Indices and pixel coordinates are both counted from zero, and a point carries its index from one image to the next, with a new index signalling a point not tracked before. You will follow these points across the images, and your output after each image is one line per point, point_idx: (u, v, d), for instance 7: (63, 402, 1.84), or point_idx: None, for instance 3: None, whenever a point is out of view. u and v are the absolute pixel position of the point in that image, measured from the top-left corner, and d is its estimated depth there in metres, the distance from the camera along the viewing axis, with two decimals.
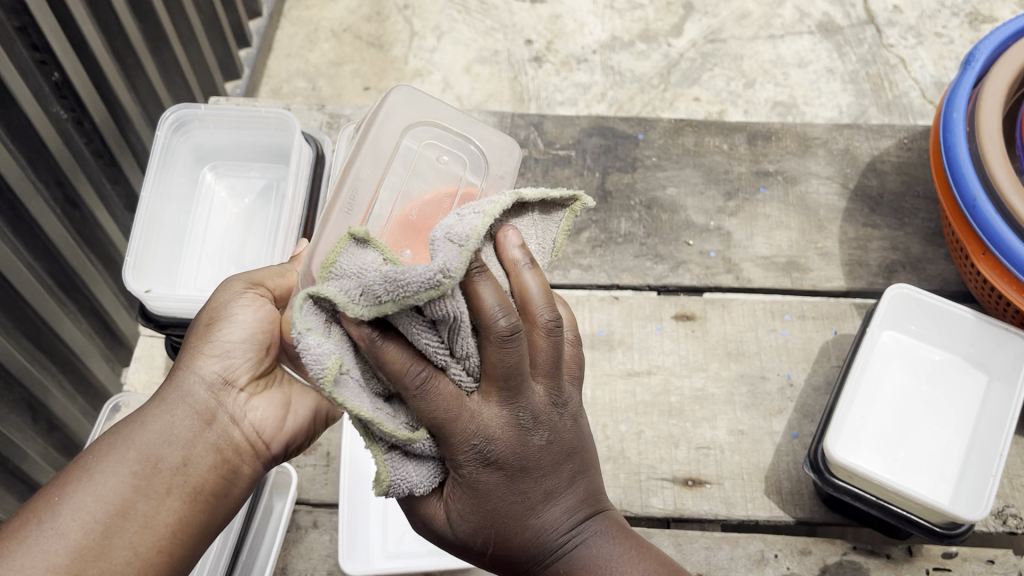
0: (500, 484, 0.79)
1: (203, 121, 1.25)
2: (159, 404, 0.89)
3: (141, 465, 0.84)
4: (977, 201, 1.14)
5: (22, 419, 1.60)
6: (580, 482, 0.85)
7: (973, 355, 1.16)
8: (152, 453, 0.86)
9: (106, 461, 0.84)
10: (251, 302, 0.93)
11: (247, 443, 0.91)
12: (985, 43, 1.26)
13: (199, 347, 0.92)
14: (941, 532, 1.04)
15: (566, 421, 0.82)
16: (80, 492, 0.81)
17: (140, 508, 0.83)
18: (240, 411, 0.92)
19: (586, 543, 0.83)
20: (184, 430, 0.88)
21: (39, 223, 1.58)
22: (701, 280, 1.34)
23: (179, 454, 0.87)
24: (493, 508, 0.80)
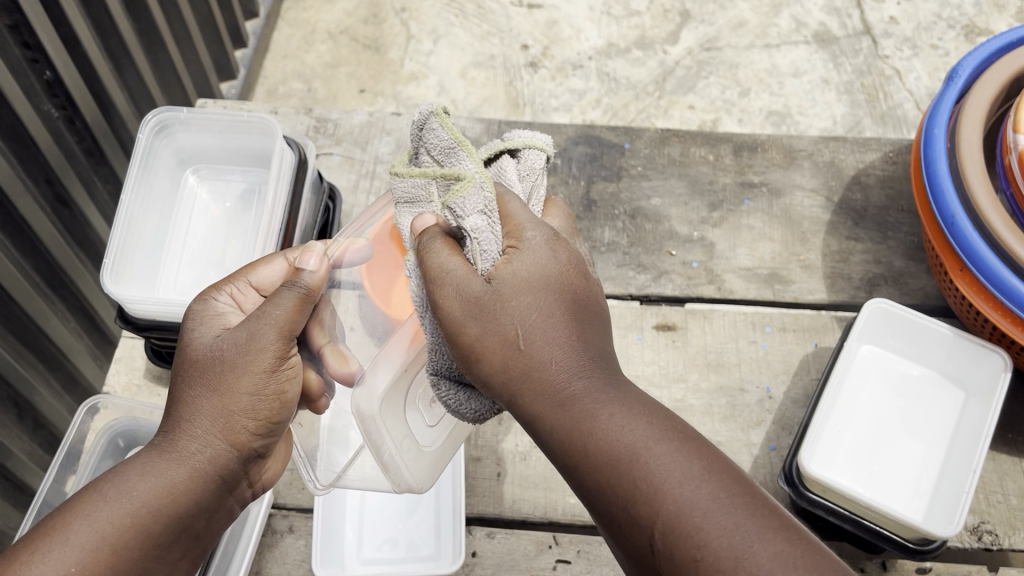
0: (519, 296, 0.78)
1: (187, 123, 1.25)
2: (183, 466, 0.85)
3: (167, 540, 0.83)
4: (955, 217, 1.14)
5: (7, 417, 1.60)
6: (607, 367, 0.80)
7: (950, 371, 1.16)
8: (178, 530, 0.84)
9: (128, 528, 0.81)
10: (287, 379, 0.89)
11: (249, 499, 0.95)
12: (969, 59, 1.26)
13: (229, 418, 0.87)
14: (914, 548, 1.04)
15: (560, 260, 0.81)
16: (102, 559, 0.79)
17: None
18: (251, 475, 0.93)
19: (610, 405, 0.77)
20: (210, 502, 0.87)
21: (27, 221, 1.58)
22: (683, 291, 1.34)
23: (202, 522, 0.87)
24: (508, 309, 0.78)
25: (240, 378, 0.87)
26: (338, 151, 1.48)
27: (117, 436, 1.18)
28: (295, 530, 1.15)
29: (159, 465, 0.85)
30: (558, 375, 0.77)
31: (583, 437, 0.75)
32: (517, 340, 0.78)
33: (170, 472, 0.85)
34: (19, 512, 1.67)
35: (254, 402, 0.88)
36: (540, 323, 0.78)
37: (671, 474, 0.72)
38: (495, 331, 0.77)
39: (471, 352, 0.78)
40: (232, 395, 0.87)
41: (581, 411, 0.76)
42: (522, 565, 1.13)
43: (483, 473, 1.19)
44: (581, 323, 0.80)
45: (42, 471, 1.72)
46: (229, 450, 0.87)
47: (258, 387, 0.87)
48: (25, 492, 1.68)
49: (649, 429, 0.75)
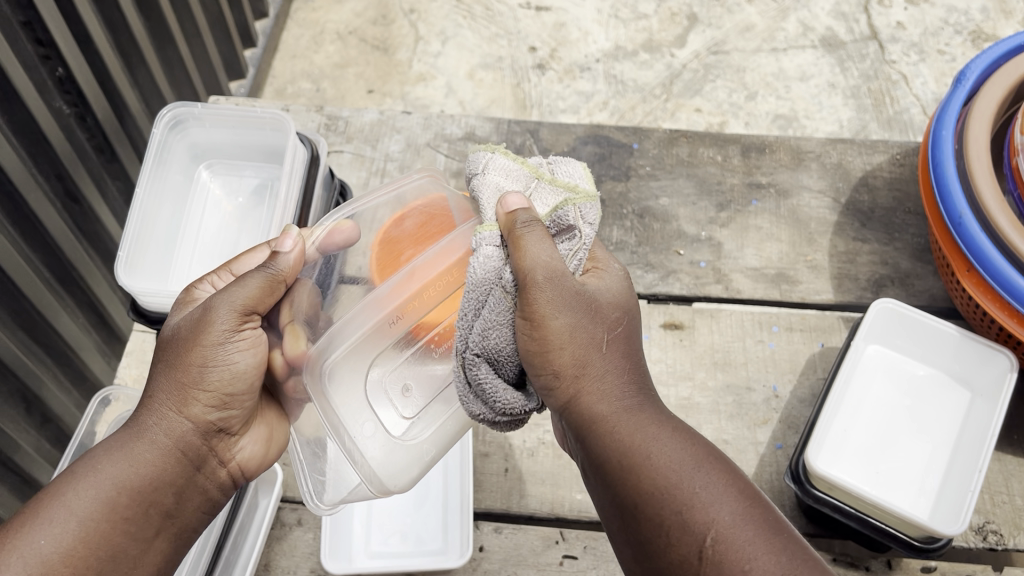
0: (572, 337, 0.81)
1: (200, 119, 1.26)
2: (145, 442, 0.89)
3: (134, 513, 0.85)
4: (962, 218, 1.15)
5: (16, 411, 1.61)
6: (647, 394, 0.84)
7: (957, 371, 1.17)
8: (144, 502, 0.86)
9: (93, 500, 0.84)
10: (243, 348, 0.92)
11: (227, 478, 0.97)
12: (977, 62, 1.27)
13: (185, 391, 0.90)
14: (919, 546, 1.04)
15: (614, 307, 0.86)
16: (71, 530, 0.82)
17: (130, 555, 0.85)
18: (221, 452, 0.95)
19: (644, 428, 0.79)
20: (176, 476, 0.90)
21: (38, 216, 1.59)
22: (690, 290, 1.35)
23: (171, 498, 0.89)
24: (558, 351, 0.81)
25: (193, 351, 0.90)
26: (349, 149, 1.49)
27: None
28: (304, 523, 1.16)
29: (125, 442, 0.89)
30: (596, 404, 0.81)
31: (634, 455, 0.77)
32: (567, 372, 0.81)
33: (133, 448, 0.88)
34: (27, 506, 1.68)
35: (206, 372, 0.90)
36: (574, 305, 0.81)
37: (702, 501, 0.73)
38: (555, 362, 0.81)
39: (549, 353, 0.81)
40: (188, 369, 0.90)
41: (601, 422, 0.80)
42: (528, 560, 1.13)
43: (490, 469, 1.20)
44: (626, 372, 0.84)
45: (50, 466, 1.74)
46: (190, 421, 0.91)
47: (210, 357, 0.90)
48: (33, 486, 1.69)
49: (686, 452, 0.77)
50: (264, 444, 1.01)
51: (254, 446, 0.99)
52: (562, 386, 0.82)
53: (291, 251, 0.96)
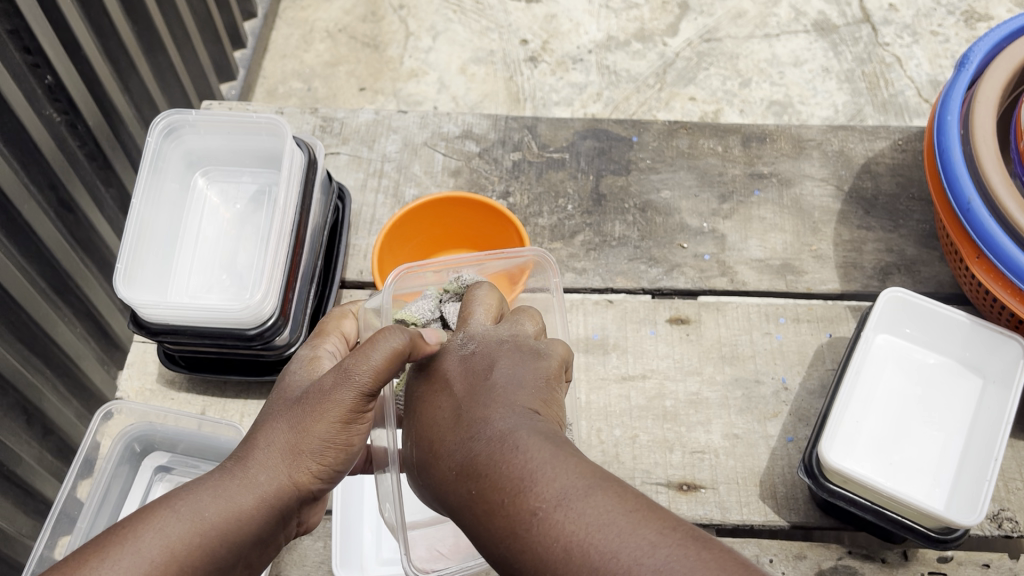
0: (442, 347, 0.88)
1: (195, 126, 1.24)
2: (252, 496, 0.82)
3: (226, 568, 0.81)
4: (971, 205, 1.14)
5: (17, 424, 1.59)
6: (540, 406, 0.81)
7: (967, 358, 1.16)
8: (237, 562, 0.82)
9: (191, 550, 0.78)
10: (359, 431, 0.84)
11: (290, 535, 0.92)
12: (980, 45, 1.25)
13: (298, 456, 0.83)
14: (936, 537, 1.03)
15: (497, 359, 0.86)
16: None
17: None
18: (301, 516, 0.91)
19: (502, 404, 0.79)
20: (266, 539, 0.85)
21: (32, 227, 1.57)
22: (696, 283, 1.34)
23: (255, 554, 0.85)
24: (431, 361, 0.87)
25: (314, 422, 0.83)
26: (345, 151, 1.47)
27: (134, 441, 1.19)
28: (313, 532, 1.15)
29: (228, 486, 0.82)
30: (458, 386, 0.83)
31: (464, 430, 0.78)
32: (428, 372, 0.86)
33: (241, 501, 0.82)
34: (31, 519, 1.66)
35: (320, 446, 0.83)
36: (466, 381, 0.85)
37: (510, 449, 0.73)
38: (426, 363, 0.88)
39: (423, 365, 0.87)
40: (313, 441, 0.83)
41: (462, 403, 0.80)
42: None
43: None
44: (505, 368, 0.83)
45: (52, 477, 1.72)
46: (295, 486, 0.84)
47: (338, 429, 0.83)
48: (36, 498, 1.67)
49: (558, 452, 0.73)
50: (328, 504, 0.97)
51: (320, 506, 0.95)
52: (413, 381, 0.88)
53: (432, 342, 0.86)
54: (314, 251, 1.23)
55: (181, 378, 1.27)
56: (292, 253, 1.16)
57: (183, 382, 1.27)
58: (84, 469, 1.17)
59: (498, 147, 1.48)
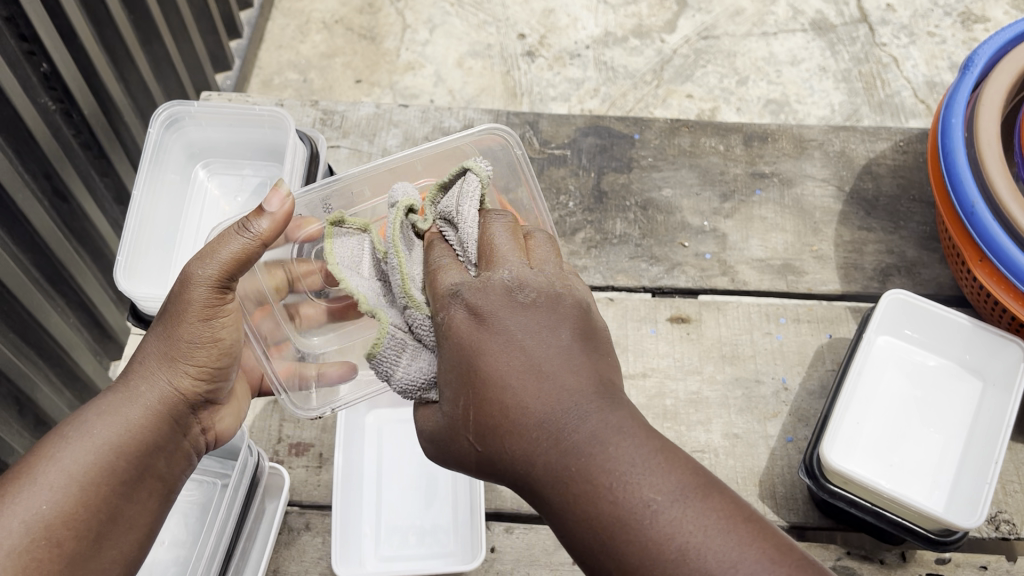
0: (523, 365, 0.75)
1: (196, 117, 1.23)
2: (138, 405, 0.95)
3: (130, 477, 0.91)
4: (975, 208, 1.14)
5: (8, 414, 1.58)
6: (607, 391, 0.75)
7: (967, 361, 1.16)
8: (143, 465, 0.93)
9: (93, 464, 0.89)
10: (221, 326, 0.99)
11: (203, 447, 1.04)
12: (984, 48, 1.26)
13: (175, 361, 0.97)
14: (935, 539, 1.04)
15: (552, 330, 0.77)
16: (68, 495, 0.86)
17: (130, 514, 0.91)
18: (201, 420, 1.02)
19: (574, 412, 0.72)
20: (164, 442, 0.96)
21: (27, 217, 1.56)
22: (697, 282, 1.34)
23: (163, 462, 0.96)
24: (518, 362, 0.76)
25: (181, 328, 0.97)
26: (346, 144, 1.47)
27: None
28: (312, 527, 1.14)
29: (118, 405, 0.94)
30: (521, 417, 0.74)
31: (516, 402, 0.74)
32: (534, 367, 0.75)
33: (124, 410, 0.94)
34: None
35: (194, 347, 0.98)
36: (503, 330, 0.77)
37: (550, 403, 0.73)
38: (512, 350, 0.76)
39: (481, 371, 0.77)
40: (175, 345, 0.97)
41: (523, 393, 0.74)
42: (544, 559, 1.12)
43: None
44: (582, 364, 0.76)
45: None
46: (178, 391, 0.98)
47: (194, 333, 0.97)
48: None
49: (633, 444, 0.70)
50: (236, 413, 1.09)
51: (224, 416, 1.07)
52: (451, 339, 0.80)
53: (278, 209, 0.94)
54: None
55: None
56: None
57: None
58: None
59: None
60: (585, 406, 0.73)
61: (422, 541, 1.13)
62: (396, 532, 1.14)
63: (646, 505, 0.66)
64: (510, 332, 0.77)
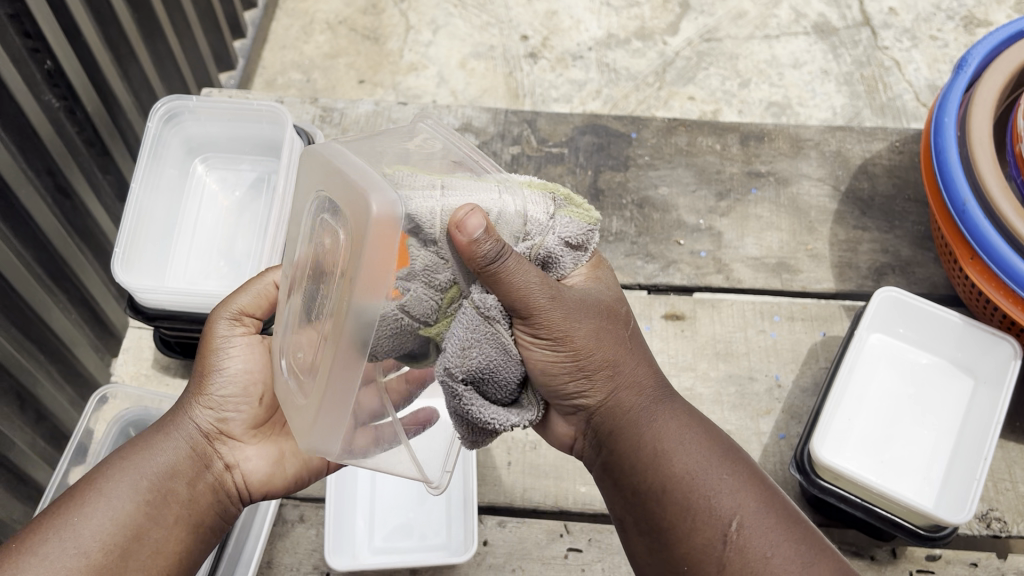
0: (594, 351, 0.87)
1: (195, 112, 1.25)
2: (168, 432, 0.94)
3: (153, 499, 0.89)
4: (967, 206, 1.15)
5: (10, 408, 1.59)
6: (664, 388, 0.93)
7: (960, 359, 1.17)
8: (163, 488, 0.90)
9: (128, 488, 0.88)
10: (247, 353, 0.99)
11: (239, 489, 0.96)
12: (978, 48, 1.26)
13: (201, 394, 0.96)
14: (925, 535, 1.04)
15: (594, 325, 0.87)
16: (99, 514, 0.86)
17: (154, 537, 0.87)
18: (233, 457, 0.96)
19: (663, 424, 0.89)
20: (190, 468, 0.93)
21: (30, 213, 1.57)
22: (692, 280, 1.34)
23: (185, 488, 0.91)
24: (580, 344, 0.85)
25: (208, 359, 0.98)
26: (344, 141, 1.48)
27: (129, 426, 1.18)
28: (306, 519, 1.15)
29: (153, 439, 0.94)
30: (647, 413, 0.90)
31: (632, 419, 0.89)
32: (582, 367, 0.86)
33: (154, 441, 0.93)
34: (24, 504, 1.66)
35: (224, 378, 0.97)
36: (575, 309, 0.85)
37: (668, 438, 0.88)
38: (557, 355, 0.84)
39: (579, 354, 0.85)
40: (201, 381, 0.97)
41: (657, 452, 0.87)
42: (536, 553, 1.13)
43: (493, 461, 1.19)
44: (631, 354, 0.91)
45: (45, 463, 1.71)
46: (208, 422, 0.96)
47: (219, 362, 0.97)
48: (29, 483, 1.67)
49: (707, 451, 0.88)
50: (278, 460, 0.98)
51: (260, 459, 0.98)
52: (591, 387, 0.88)
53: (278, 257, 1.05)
54: None
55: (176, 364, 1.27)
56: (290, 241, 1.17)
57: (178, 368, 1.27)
58: (78, 455, 1.16)
59: (497, 140, 1.48)
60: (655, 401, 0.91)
61: (417, 535, 1.13)
62: (389, 525, 1.14)
63: (733, 512, 0.84)
64: (565, 336, 0.83)
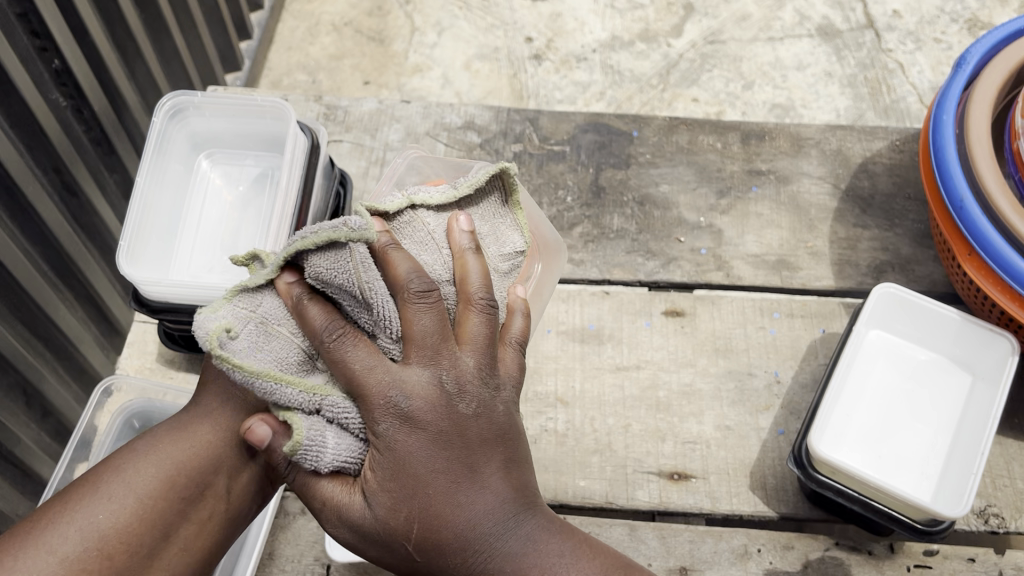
0: (413, 488, 0.83)
1: (200, 107, 1.26)
2: (203, 426, 0.99)
3: (189, 493, 0.95)
4: (964, 202, 1.15)
5: (16, 404, 1.60)
6: (525, 497, 0.88)
7: (957, 355, 1.18)
8: (200, 483, 0.96)
9: (154, 478, 0.94)
10: (290, 343, 0.89)
11: (267, 474, 1.02)
12: (977, 46, 1.27)
13: (240, 383, 0.87)
14: (922, 529, 1.05)
15: (497, 405, 0.88)
16: (130, 508, 0.92)
17: (181, 533, 0.95)
18: (262, 446, 1.01)
19: (542, 566, 0.85)
20: (226, 463, 0.99)
21: (37, 210, 1.58)
22: (692, 277, 1.35)
23: (221, 482, 0.98)
24: (420, 514, 0.83)
25: (280, 340, 0.85)
26: (348, 139, 1.49)
27: (132, 417, 1.19)
28: (308, 512, 1.16)
29: (184, 425, 0.99)
30: (458, 530, 0.84)
31: (505, 562, 0.84)
32: (420, 529, 0.83)
33: (190, 432, 0.98)
34: (29, 499, 1.67)
35: (267, 370, 0.87)
36: (426, 455, 0.83)
37: (551, 566, 0.85)
38: (410, 498, 0.83)
39: (398, 520, 0.83)
40: None
41: (468, 543, 0.84)
42: None
43: None
44: (460, 474, 0.84)
45: (50, 459, 1.73)
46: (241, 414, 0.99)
47: (254, 352, 0.88)
48: (33, 478, 1.68)
49: (564, 547, 0.87)
50: None
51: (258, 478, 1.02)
52: (440, 560, 0.84)
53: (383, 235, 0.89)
54: None
55: (181, 357, 1.28)
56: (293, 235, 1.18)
57: (182, 361, 1.28)
58: (82, 446, 1.18)
59: (500, 138, 1.49)
60: (512, 517, 0.86)
61: None
62: None
63: None
64: (416, 462, 0.83)
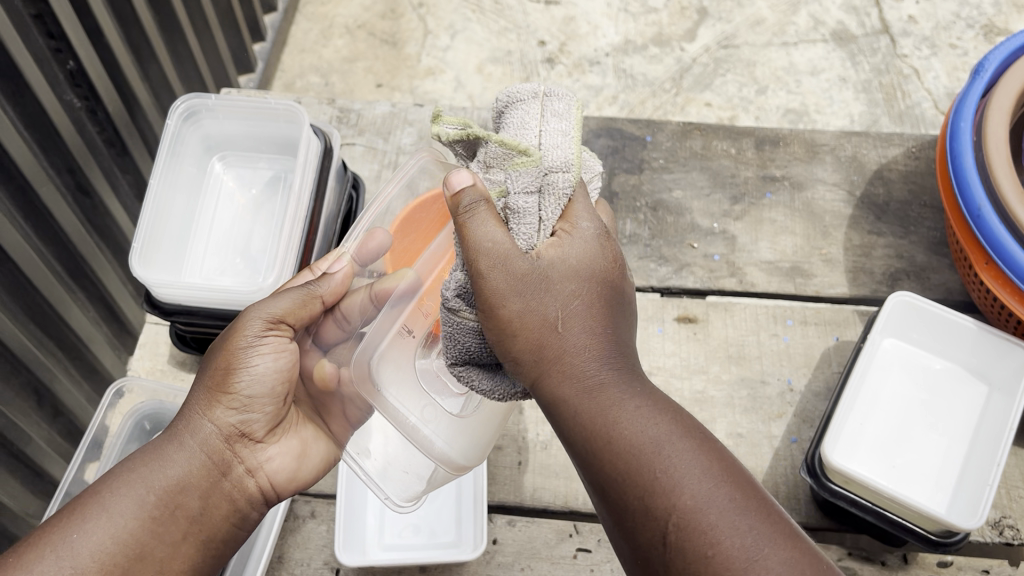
0: (560, 260, 0.79)
1: (214, 110, 1.26)
2: (179, 445, 0.91)
3: (161, 513, 0.86)
4: (982, 211, 1.14)
5: (28, 404, 1.61)
6: (631, 368, 0.80)
7: (973, 365, 1.16)
8: (171, 501, 0.88)
9: (126, 498, 0.86)
10: (271, 348, 0.96)
11: (256, 491, 0.95)
12: (995, 53, 1.26)
13: (216, 396, 0.94)
14: (936, 541, 1.04)
15: (626, 280, 0.84)
16: (102, 526, 0.83)
17: (159, 555, 0.85)
18: (248, 461, 0.95)
19: (634, 406, 0.77)
20: (203, 481, 0.91)
21: (51, 211, 1.59)
22: (705, 283, 1.34)
23: (196, 501, 0.89)
24: (536, 316, 0.77)
25: (227, 356, 0.95)
26: (361, 142, 1.49)
27: (145, 418, 1.19)
28: (318, 515, 1.16)
29: (158, 447, 0.91)
30: (577, 369, 0.78)
31: (602, 427, 0.76)
32: (550, 320, 0.78)
33: (166, 450, 0.91)
34: (39, 498, 1.67)
35: (236, 372, 0.94)
36: (566, 256, 0.79)
37: (646, 430, 0.75)
38: (532, 309, 0.77)
39: (505, 328, 0.77)
40: (218, 374, 0.95)
41: (588, 388, 0.77)
42: (543, 553, 1.13)
43: (503, 460, 1.20)
44: (606, 327, 0.80)
45: (61, 459, 1.73)
46: (220, 427, 0.93)
47: (236, 357, 0.94)
48: (44, 479, 1.68)
49: (664, 429, 0.75)
50: (297, 457, 0.99)
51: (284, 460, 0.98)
52: (519, 370, 0.79)
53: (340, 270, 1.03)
54: (327, 239, 1.26)
55: (192, 360, 1.28)
56: (307, 238, 1.18)
57: (194, 364, 1.28)
58: (93, 449, 1.17)
59: None
60: (618, 369, 0.79)
61: (426, 534, 1.14)
62: (401, 522, 1.15)
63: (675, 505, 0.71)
64: (551, 269, 0.78)
